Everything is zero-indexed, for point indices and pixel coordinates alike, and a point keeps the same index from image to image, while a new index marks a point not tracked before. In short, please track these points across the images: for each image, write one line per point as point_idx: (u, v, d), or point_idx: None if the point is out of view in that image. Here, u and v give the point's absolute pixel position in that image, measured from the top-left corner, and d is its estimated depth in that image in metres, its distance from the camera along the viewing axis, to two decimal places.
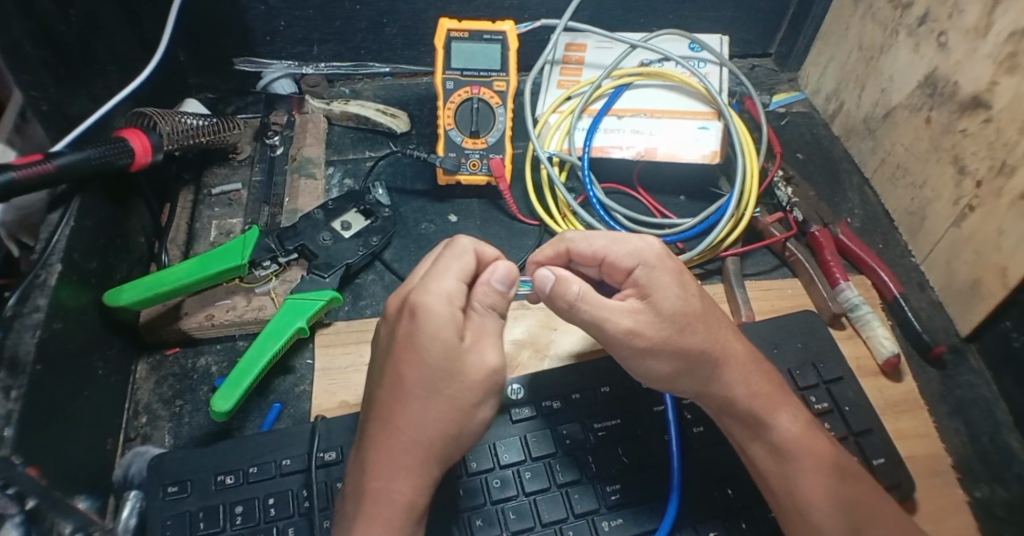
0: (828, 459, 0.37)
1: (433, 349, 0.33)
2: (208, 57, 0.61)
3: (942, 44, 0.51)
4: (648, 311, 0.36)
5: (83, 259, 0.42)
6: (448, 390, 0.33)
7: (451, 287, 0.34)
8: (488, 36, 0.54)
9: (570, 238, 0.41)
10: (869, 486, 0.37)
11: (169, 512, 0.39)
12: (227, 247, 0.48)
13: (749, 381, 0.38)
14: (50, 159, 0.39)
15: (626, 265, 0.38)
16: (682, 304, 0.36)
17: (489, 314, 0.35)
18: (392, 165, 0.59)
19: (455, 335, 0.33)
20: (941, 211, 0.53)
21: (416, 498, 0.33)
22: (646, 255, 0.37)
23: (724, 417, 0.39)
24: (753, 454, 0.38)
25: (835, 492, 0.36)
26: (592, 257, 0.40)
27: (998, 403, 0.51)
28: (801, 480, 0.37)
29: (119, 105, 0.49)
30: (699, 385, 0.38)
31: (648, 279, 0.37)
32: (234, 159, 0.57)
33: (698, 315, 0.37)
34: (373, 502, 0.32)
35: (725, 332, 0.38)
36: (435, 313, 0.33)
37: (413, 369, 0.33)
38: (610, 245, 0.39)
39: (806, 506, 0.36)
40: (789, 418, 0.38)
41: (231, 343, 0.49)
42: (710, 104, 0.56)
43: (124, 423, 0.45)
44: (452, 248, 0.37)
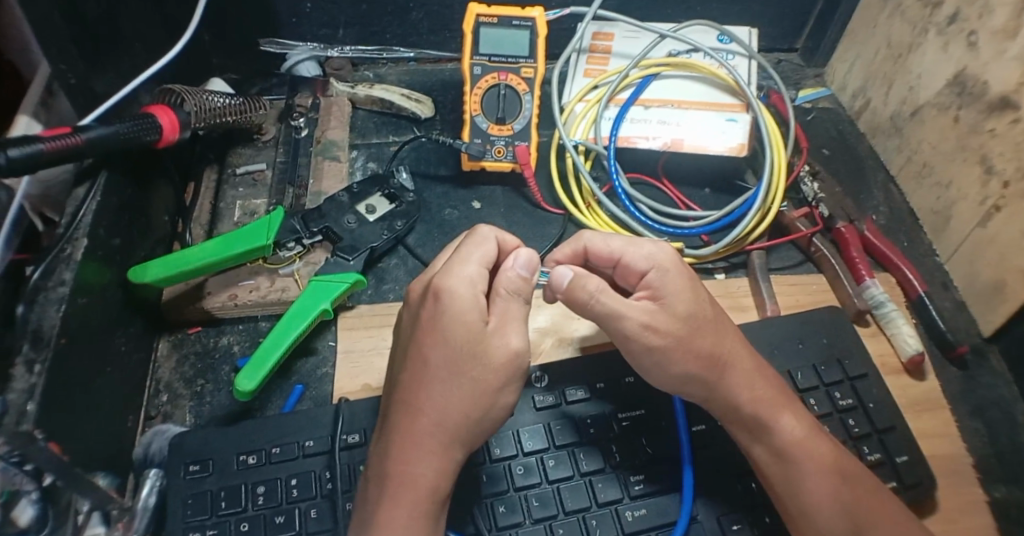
0: (829, 462, 0.37)
1: (459, 330, 0.33)
2: (233, 38, 0.61)
3: (971, 43, 0.51)
4: (662, 311, 0.37)
5: (108, 235, 0.42)
6: (471, 373, 0.33)
7: (474, 272, 0.34)
8: (517, 22, 0.53)
9: (588, 238, 0.41)
10: (876, 490, 0.37)
11: (191, 491, 0.39)
12: (252, 227, 0.47)
13: (751, 384, 0.39)
14: (78, 133, 0.39)
15: (640, 267, 0.39)
16: (694, 308, 0.38)
17: (516, 300, 0.34)
18: (416, 150, 0.58)
19: (479, 319, 0.33)
20: (966, 211, 0.53)
21: (439, 484, 0.33)
22: (662, 259, 0.39)
23: (729, 422, 0.39)
24: (757, 459, 0.38)
25: (839, 496, 0.36)
26: (609, 260, 0.40)
27: (1021, 406, 0.50)
28: (804, 485, 0.36)
29: (147, 82, 0.49)
30: (705, 388, 0.38)
31: (661, 283, 0.38)
32: (258, 140, 0.57)
33: (707, 319, 0.38)
34: (398, 486, 0.32)
35: (728, 336, 0.39)
36: (460, 295, 0.33)
37: (437, 351, 0.33)
38: (627, 247, 0.39)
39: (812, 511, 0.36)
40: (792, 420, 0.38)
41: (253, 324, 0.49)
42: (738, 97, 0.55)
43: (146, 401, 0.45)
44: (475, 235, 0.36)
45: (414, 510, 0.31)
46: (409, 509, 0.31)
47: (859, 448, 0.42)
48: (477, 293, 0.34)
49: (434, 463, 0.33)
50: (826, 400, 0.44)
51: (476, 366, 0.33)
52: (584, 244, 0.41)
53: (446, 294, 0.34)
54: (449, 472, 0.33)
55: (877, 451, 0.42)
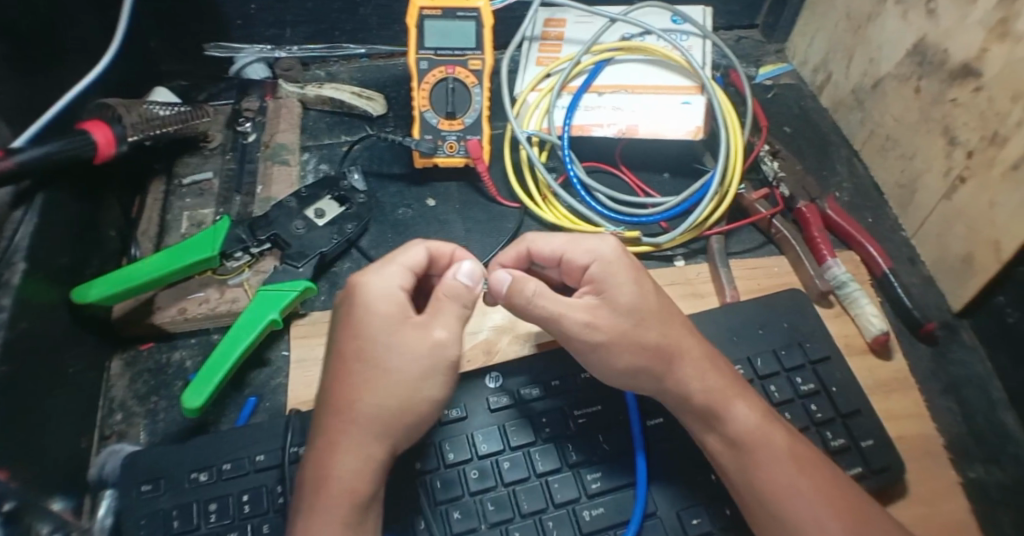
0: (786, 452, 0.36)
1: (372, 319, 0.33)
2: (177, 43, 0.59)
3: (931, 11, 0.49)
4: (604, 306, 0.36)
5: (48, 257, 0.41)
6: (383, 362, 0.32)
7: (392, 271, 0.35)
8: (462, 12, 0.51)
9: (529, 238, 0.40)
10: (835, 480, 0.35)
11: (143, 511, 0.38)
12: (197, 239, 0.47)
13: (704, 375, 0.37)
14: (9, 155, 0.37)
15: (581, 262, 0.38)
16: (638, 299, 0.37)
17: (452, 301, 0.34)
18: (369, 149, 0.57)
19: (398, 311, 0.34)
20: (932, 184, 0.52)
21: (358, 485, 0.31)
22: (604, 252, 0.38)
23: (682, 413, 0.38)
24: (711, 449, 0.37)
25: (799, 484, 0.34)
26: (551, 257, 0.39)
27: (990, 379, 0.50)
28: (759, 473, 0.35)
29: (84, 95, 0.47)
30: (656, 382, 0.37)
31: (605, 276, 0.37)
32: (205, 148, 0.55)
33: (652, 310, 0.37)
34: (321, 488, 0.31)
35: (677, 328, 0.38)
36: (377, 288, 0.34)
37: (353, 343, 0.33)
38: (566, 244, 0.38)
39: (771, 499, 0.34)
40: (745, 409, 0.37)
41: (205, 336, 0.48)
42: (693, 78, 0.54)
43: (99, 421, 0.45)
44: (404, 244, 0.37)
45: (334, 513, 0.30)
46: (326, 513, 0.30)
47: (822, 433, 0.41)
48: (398, 290, 0.34)
49: (355, 462, 0.32)
50: (788, 387, 0.43)
51: (394, 357, 0.33)
52: (526, 246, 0.40)
53: (360, 291, 0.34)
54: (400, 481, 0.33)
55: (842, 437, 0.41)
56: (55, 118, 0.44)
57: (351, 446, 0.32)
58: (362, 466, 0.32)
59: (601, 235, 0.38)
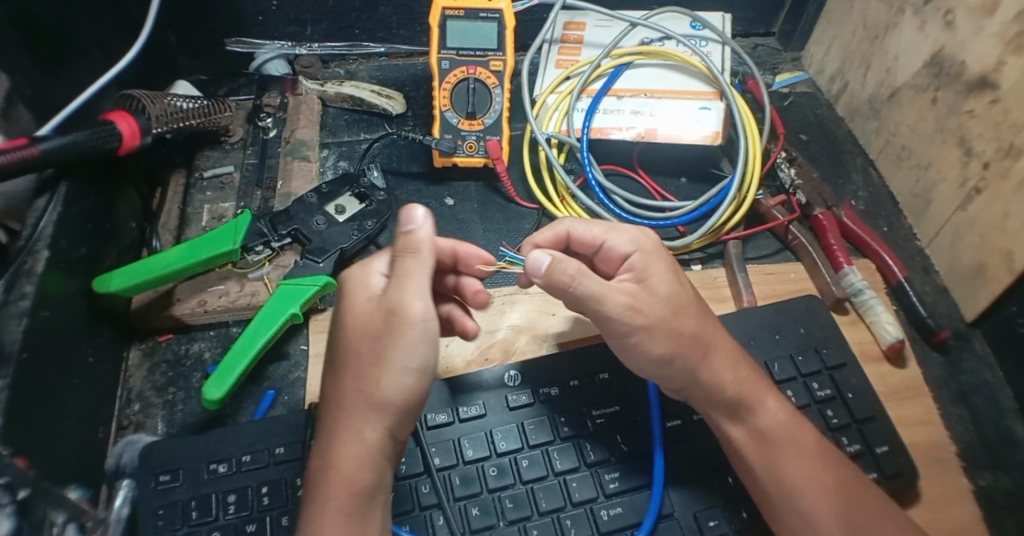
0: (811, 448, 0.36)
1: (348, 309, 0.34)
2: (198, 38, 0.60)
3: (948, 23, 0.50)
4: (645, 292, 0.37)
5: (71, 247, 0.41)
6: (354, 344, 0.32)
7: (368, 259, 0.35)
8: (484, 14, 0.52)
9: (569, 223, 0.40)
10: (857, 479, 0.36)
11: (162, 501, 0.38)
12: (219, 231, 0.47)
13: (735, 368, 0.38)
14: (35, 144, 0.37)
15: (623, 251, 0.38)
16: (676, 290, 0.37)
17: (408, 255, 0.32)
18: (388, 147, 0.58)
19: (367, 294, 0.34)
20: (946, 193, 0.52)
21: (358, 475, 0.31)
22: (644, 243, 0.38)
23: (707, 406, 0.38)
24: (735, 442, 0.37)
25: (824, 480, 0.35)
26: (591, 244, 0.39)
27: (1003, 389, 0.50)
28: (785, 467, 0.35)
29: (107, 86, 0.47)
30: (689, 371, 0.37)
31: (645, 265, 0.38)
32: (225, 142, 0.56)
33: (690, 301, 0.38)
34: (319, 479, 0.31)
35: (712, 321, 0.38)
36: (353, 279, 0.35)
37: (338, 332, 0.34)
38: (608, 232, 0.39)
39: (793, 493, 0.35)
40: (775, 405, 0.37)
41: (224, 329, 0.49)
42: (712, 84, 0.55)
43: (117, 411, 0.45)
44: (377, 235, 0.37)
45: (332, 498, 0.30)
46: (325, 500, 0.30)
47: (838, 439, 0.42)
48: (376, 276, 0.34)
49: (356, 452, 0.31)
50: (804, 391, 0.43)
51: (361, 337, 0.32)
52: (565, 229, 0.39)
53: (347, 283, 0.35)
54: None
55: (857, 442, 0.42)
56: (79, 108, 0.44)
57: (350, 436, 0.31)
58: (362, 456, 0.31)
59: (639, 227, 0.40)
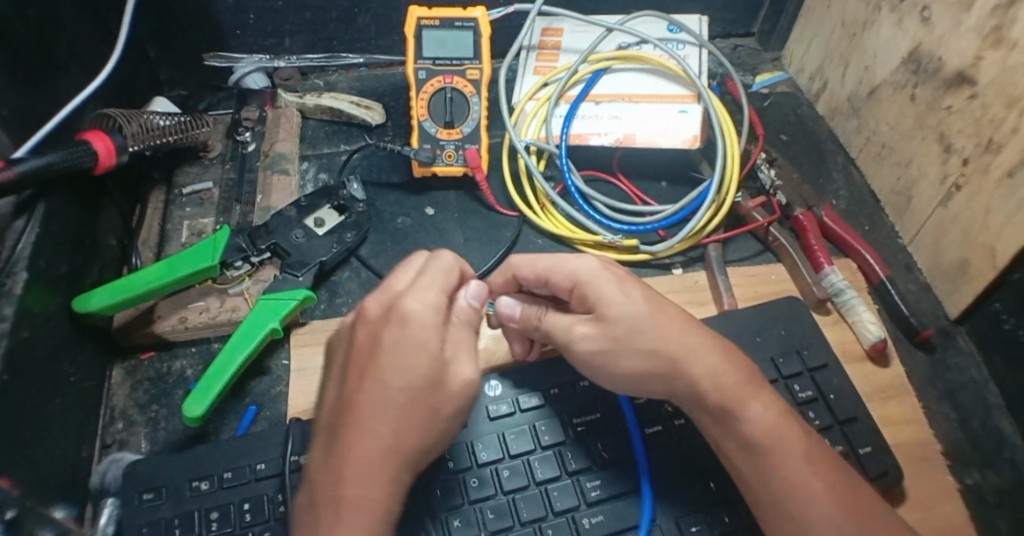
0: (801, 449, 0.35)
1: (424, 354, 0.32)
2: (177, 52, 0.60)
3: (925, 19, 0.50)
4: (600, 319, 0.37)
5: (49, 266, 0.41)
6: (423, 398, 0.32)
7: (437, 299, 0.34)
8: (460, 23, 0.52)
9: (512, 260, 0.41)
10: (848, 481, 0.35)
11: (145, 519, 0.38)
12: (197, 248, 0.47)
13: (717, 371, 0.37)
14: (10, 166, 0.37)
15: (563, 281, 0.38)
16: (635, 307, 0.37)
17: (464, 329, 0.36)
18: (368, 158, 0.58)
19: (439, 345, 0.33)
20: (927, 190, 0.52)
21: (391, 506, 0.31)
22: (581, 271, 0.38)
23: (696, 412, 0.37)
24: (727, 450, 0.37)
25: (814, 486, 0.34)
26: (535, 277, 0.40)
27: (988, 386, 0.50)
28: (774, 474, 0.35)
29: (83, 104, 0.47)
30: (664, 381, 0.37)
31: (591, 295, 0.37)
32: (205, 158, 0.56)
33: (651, 317, 0.37)
34: (344, 515, 0.30)
35: (683, 326, 0.37)
36: (423, 320, 0.33)
37: (398, 376, 0.32)
38: (548, 264, 0.39)
39: (785, 499, 0.34)
40: (760, 410, 0.36)
41: (206, 346, 0.49)
42: (689, 87, 0.55)
43: (100, 429, 0.45)
44: (431, 262, 0.36)
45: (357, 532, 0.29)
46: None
47: None
48: (440, 321, 0.34)
49: (382, 486, 0.31)
50: (785, 394, 0.43)
51: (432, 391, 0.33)
52: (510, 270, 0.41)
53: (412, 322, 0.33)
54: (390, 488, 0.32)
55: (839, 443, 0.41)
56: (55, 127, 0.44)
57: (379, 473, 0.31)
58: (392, 488, 0.31)
59: (582, 256, 0.38)
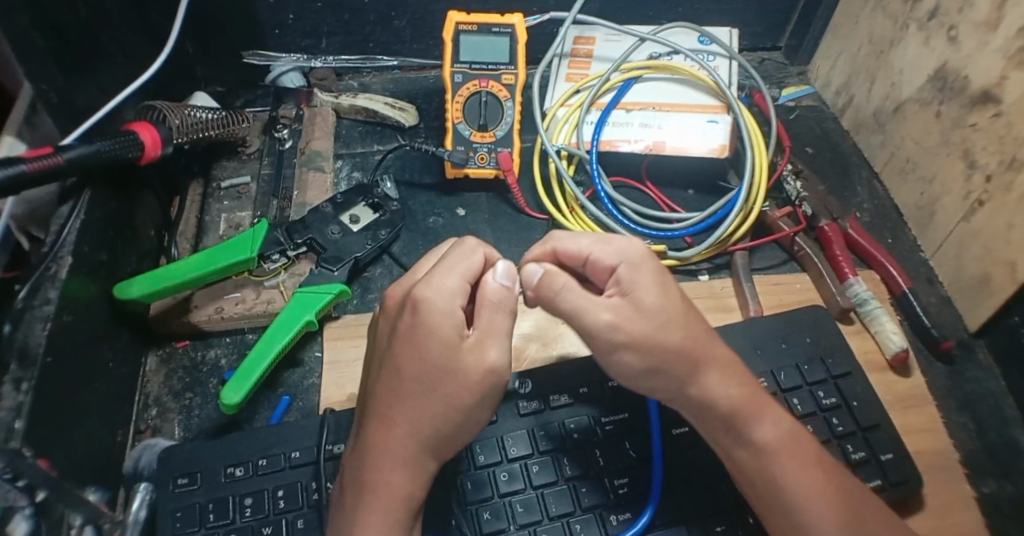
0: (806, 456, 0.36)
1: (433, 342, 0.31)
2: (216, 50, 0.61)
3: (952, 38, 0.51)
4: (630, 306, 0.34)
5: (92, 252, 0.42)
6: (411, 383, 0.32)
7: (454, 285, 0.32)
8: (497, 28, 0.53)
9: (557, 236, 0.38)
10: (854, 490, 0.36)
11: (179, 504, 0.39)
12: (236, 240, 0.48)
13: (727, 382, 0.37)
14: (60, 153, 0.38)
15: (608, 262, 0.36)
16: (664, 302, 0.35)
17: (501, 312, 0.32)
18: (401, 158, 0.59)
19: (456, 335, 0.31)
20: (951, 206, 0.53)
21: (411, 490, 0.33)
22: (629, 253, 0.36)
23: (701, 419, 0.38)
24: (735, 457, 0.37)
25: (825, 492, 0.35)
26: (579, 257, 0.37)
27: (1006, 399, 0.51)
28: (780, 475, 0.35)
29: (129, 97, 0.48)
30: (677, 385, 0.36)
31: (631, 277, 0.35)
32: (242, 153, 0.57)
33: (679, 312, 0.35)
34: (374, 496, 0.32)
35: (704, 334, 0.37)
36: (436, 307, 0.32)
37: (413, 367, 0.32)
38: (593, 244, 0.36)
39: (792, 506, 0.35)
40: (771, 421, 0.37)
41: (240, 336, 0.50)
42: (719, 98, 0.56)
43: (135, 415, 0.46)
44: (462, 247, 0.34)
45: (383, 518, 0.32)
46: (381, 517, 0.32)
47: (843, 447, 0.42)
48: (458, 309, 0.32)
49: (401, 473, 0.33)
50: (810, 400, 0.44)
51: (445, 379, 0.31)
52: (553, 244, 0.37)
53: (428, 310, 0.32)
54: (421, 481, 0.33)
55: (862, 450, 0.42)
56: (102, 118, 0.45)
57: (386, 463, 0.32)
58: (408, 471, 0.33)
59: (627, 238, 0.37)
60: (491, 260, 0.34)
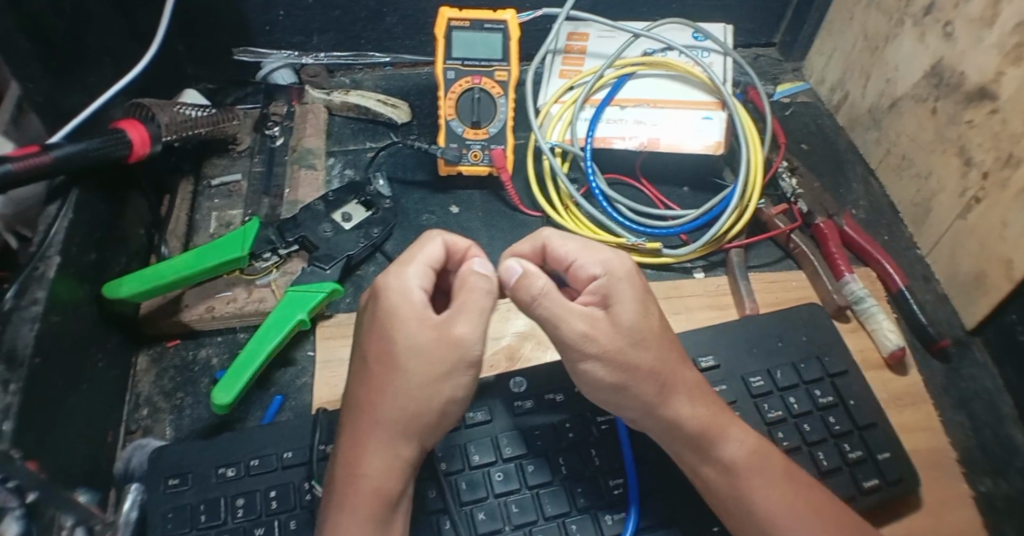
0: (779, 476, 0.35)
1: (395, 322, 0.32)
2: (207, 48, 0.60)
3: (947, 34, 0.50)
4: (605, 319, 0.33)
5: (80, 253, 0.41)
6: (404, 367, 0.31)
7: (414, 269, 0.33)
8: (489, 24, 0.53)
9: (547, 234, 0.37)
10: (829, 504, 0.35)
11: (170, 505, 0.39)
12: (227, 238, 0.48)
13: (695, 403, 0.36)
14: (47, 151, 0.38)
15: (591, 272, 0.35)
16: (640, 320, 0.34)
17: (477, 291, 0.32)
18: (394, 155, 0.58)
19: (416, 313, 0.32)
20: (946, 202, 0.53)
21: (385, 485, 0.32)
22: (615, 267, 0.35)
23: (670, 441, 0.37)
24: (704, 477, 0.36)
25: (796, 508, 0.34)
26: (562, 261, 0.36)
27: (1002, 396, 0.50)
28: (752, 501, 0.35)
29: (118, 94, 0.48)
30: (645, 406, 0.35)
31: (611, 289, 0.34)
32: (233, 150, 0.56)
33: (653, 332, 0.34)
34: (352, 496, 0.32)
35: (672, 354, 0.36)
36: (394, 289, 0.32)
37: (380, 348, 0.32)
38: (581, 251, 0.36)
39: (767, 522, 0.34)
40: (738, 436, 0.36)
41: (231, 335, 0.49)
42: (714, 94, 0.55)
43: (125, 415, 0.45)
44: (419, 237, 0.35)
45: (359, 517, 0.31)
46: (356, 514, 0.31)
47: (840, 446, 0.42)
48: (419, 290, 0.33)
49: (373, 469, 0.32)
50: (806, 398, 0.43)
51: (410, 356, 0.31)
52: (542, 241, 0.37)
53: (385, 291, 0.33)
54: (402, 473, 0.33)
55: (859, 448, 0.42)
56: (87, 118, 0.44)
57: (378, 463, 0.32)
58: (384, 470, 0.32)
59: (615, 249, 0.36)
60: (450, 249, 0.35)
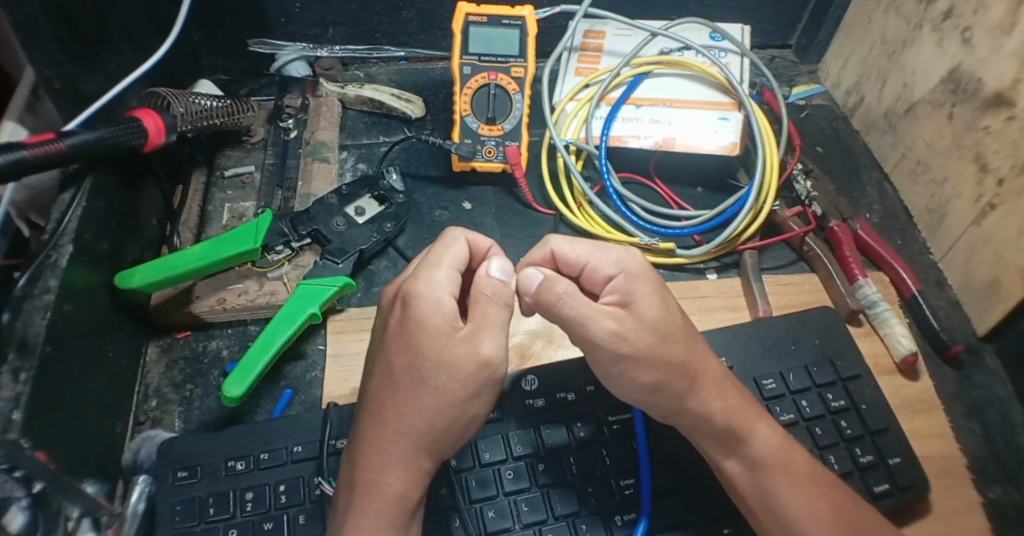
0: (805, 472, 0.36)
1: (426, 335, 0.31)
2: (221, 38, 0.60)
3: (966, 40, 0.50)
4: (631, 316, 0.34)
5: (94, 241, 0.41)
6: (432, 381, 0.31)
7: (445, 277, 0.32)
8: (508, 20, 0.53)
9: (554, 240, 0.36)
10: (850, 501, 0.35)
11: (179, 498, 0.39)
12: (240, 230, 0.47)
13: (723, 396, 0.37)
14: (62, 138, 0.37)
15: (606, 272, 0.34)
16: (664, 314, 0.35)
17: (494, 304, 0.31)
18: (407, 151, 0.58)
19: (447, 325, 0.31)
20: (961, 209, 0.52)
21: (408, 492, 0.32)
22: (629, 264, 0.35)
23: (699, 438, 0.37)
24: (729, 473, 0.37)
25: (821, 503, 0.35)
26: (574, 265, 0.35)
27: (1014, 404, 0.50)
28: (781, 498, 0.35)
29: (133, 83, 0.48)
30: (677, 399, 0.36)
31: (629, 288, 0.34)
32: (247, 142, 0.57)
33: (679, 326, 0.35)
34: (368, 492, 0.32)
35: (699, 347, 0.37)
36: (426, 297, 0.31)
37: (404, 358, 0.31)
38: (593, 252, 0.35)
39: (791, 521, 0.34)
40: (767, 431, 0.37)
41: (242, 328, 0.49)
42: (730, 95, 0.55)
43: (134, 406, 0.45)
44: (443, 237, 0.34)
45: (382, 514, 0.31)
46: (376, 519, 0.31)
47: (852, 450, 0.42)
48: (450, 299, 0.32)
49: (387, 470, 0.32)
50: (819, 402, 0.43)
51: (438, 372, 0.31)
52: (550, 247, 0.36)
53: (414, 299, 0.31)
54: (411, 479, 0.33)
55: (871, 453, 0.42)
56: (104, 106, 0.44)
57: (391, 456, 0.32)
58: (395, 469, 0.32)
59: (625, 248, 0.36)
60: (473, 248, 0.34)
